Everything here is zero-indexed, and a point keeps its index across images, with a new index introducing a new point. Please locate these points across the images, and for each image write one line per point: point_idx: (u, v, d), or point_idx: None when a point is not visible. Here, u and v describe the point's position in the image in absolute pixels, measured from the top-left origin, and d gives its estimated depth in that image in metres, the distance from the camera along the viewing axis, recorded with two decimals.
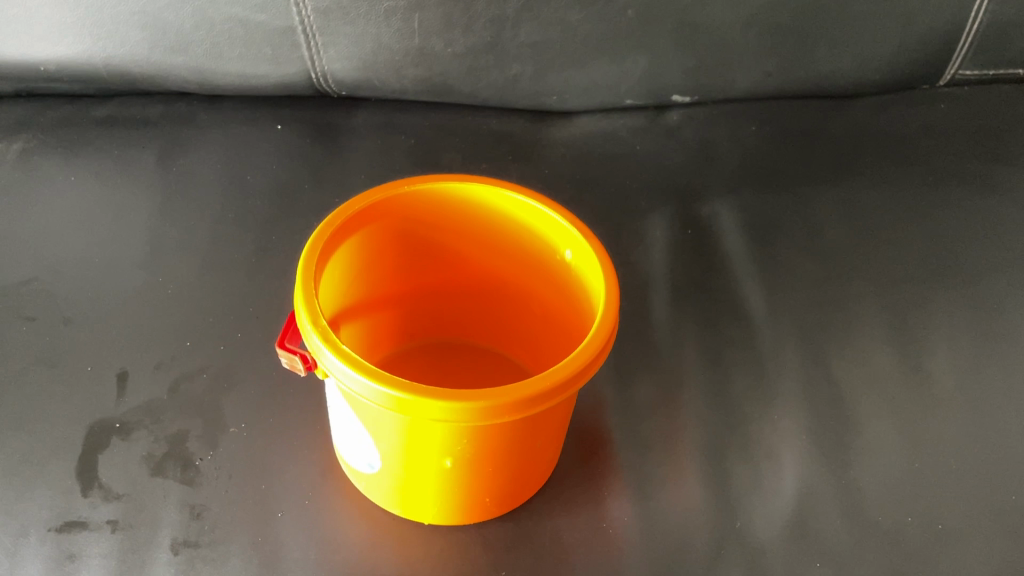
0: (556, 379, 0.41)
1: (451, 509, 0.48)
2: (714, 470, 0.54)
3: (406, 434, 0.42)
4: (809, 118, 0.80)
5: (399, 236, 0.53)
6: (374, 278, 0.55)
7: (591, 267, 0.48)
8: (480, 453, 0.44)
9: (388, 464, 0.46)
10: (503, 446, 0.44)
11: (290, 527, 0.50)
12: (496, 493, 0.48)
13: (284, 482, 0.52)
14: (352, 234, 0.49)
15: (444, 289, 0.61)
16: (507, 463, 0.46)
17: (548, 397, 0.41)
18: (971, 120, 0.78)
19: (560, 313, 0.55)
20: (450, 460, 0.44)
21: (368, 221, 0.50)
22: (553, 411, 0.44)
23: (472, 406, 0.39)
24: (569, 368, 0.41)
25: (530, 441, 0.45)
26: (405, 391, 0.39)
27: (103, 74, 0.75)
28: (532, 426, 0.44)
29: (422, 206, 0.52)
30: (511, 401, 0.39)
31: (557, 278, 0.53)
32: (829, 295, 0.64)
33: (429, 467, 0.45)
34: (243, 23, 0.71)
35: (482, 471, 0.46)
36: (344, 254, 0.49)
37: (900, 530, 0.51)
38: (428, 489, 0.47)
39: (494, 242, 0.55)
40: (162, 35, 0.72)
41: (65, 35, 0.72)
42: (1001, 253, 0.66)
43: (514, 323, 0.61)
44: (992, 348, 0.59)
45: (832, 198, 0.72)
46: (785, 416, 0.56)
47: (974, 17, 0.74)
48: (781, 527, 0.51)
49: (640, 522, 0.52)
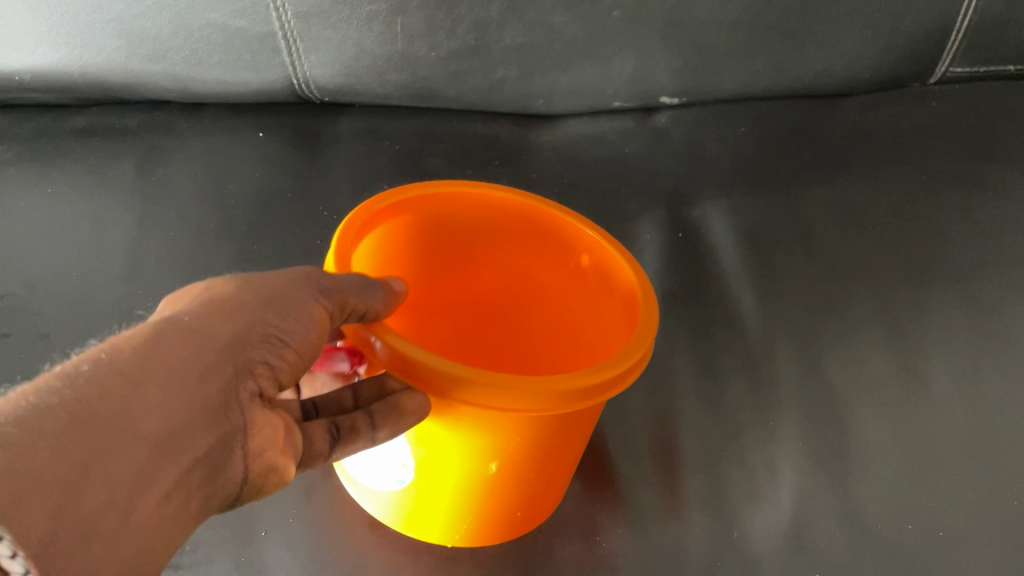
0: (617, 369, 0.41)
1: (480, 525, 0.47)
2: (708, 479, 0.53)
3: (448, 431, 0.41)
4: (800, 117, 0.79)
5: (421, 239, 0.54)
6: None
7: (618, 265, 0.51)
8: (527, 454, 0.43)
9: (424, 476, 0.44)
10: (549, 448, 0.44)
11: (274, 546, 0.48)
12: (528, 504, 0.47)
13: (268, 500, 0.51)
14: (376, 228, 0.49)
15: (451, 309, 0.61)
16: (544, 471, 0.45)
17: (609, 388, 0.41)
18: (963, 117, 0.77)
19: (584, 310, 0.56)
20: (496, 463, 0.43)
21: (396, 216, 0.50)
22: (591, 415, 0.45)
23: (548, 393, 0.38)
24: (626, 360, 0.42)
25: (568, 447, 0.45)
26: (465, 378, 0.38)
27: (80, 83, 0.74)
28: (576, 428, 0.44)
29: (449, 207, 0.53)
30: (582, 389, 0.39)
31: (591, 269, 0.54)
32: (822, 297, 0.63)
33: (471, 475, 0.44)
34: (222, 29, 0.70)
35: (522, 478, 0.45)
36: (367, 247, 0.50)
37: (901, 539, 0.50)
38: (463, 503, 0.45)
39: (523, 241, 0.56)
40: (140, 41, 0.71)
41: (39, 44, 0.71)
42: (995, 252, 0.65)
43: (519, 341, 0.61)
44: (988, 347, 0.58)
45: (824, 198, 0.71)
46: (780, 422, 0.55)
47: (962, 14, 0.74)
48: (779, 538, 0.50)
49: (634, 534, 0.50)
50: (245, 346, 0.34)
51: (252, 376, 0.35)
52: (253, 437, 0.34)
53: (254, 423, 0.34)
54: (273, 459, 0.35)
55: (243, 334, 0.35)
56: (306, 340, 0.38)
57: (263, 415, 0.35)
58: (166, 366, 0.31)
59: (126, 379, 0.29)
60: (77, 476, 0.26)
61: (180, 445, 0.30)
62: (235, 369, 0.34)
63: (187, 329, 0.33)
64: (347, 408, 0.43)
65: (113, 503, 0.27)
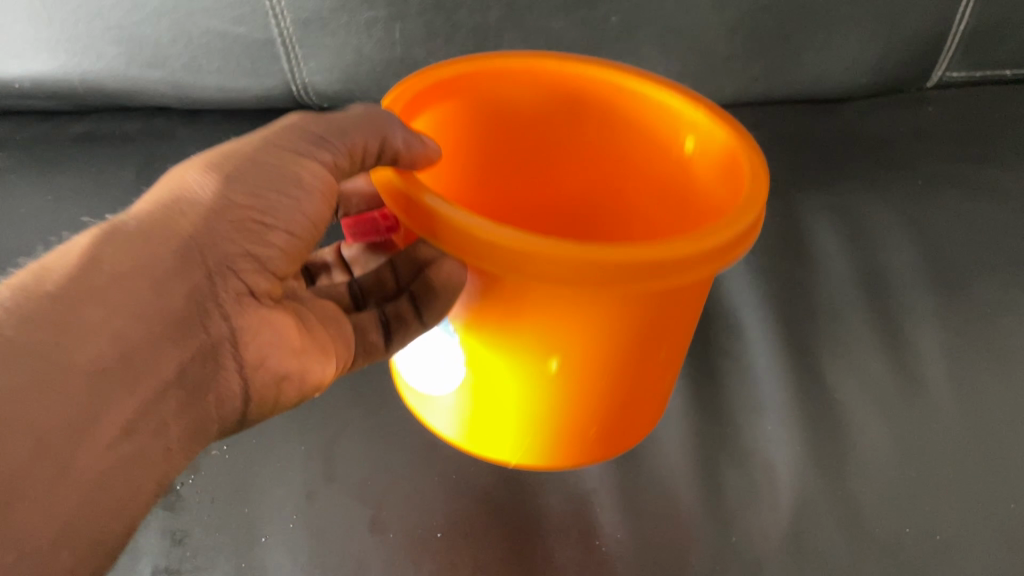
0: (704, 245, 0.40)
1: (546, 435, 0.51)
2: (708, 482, 0.53)
3: (516, 307, 0.43)
4: (797, 122, 0.79)
5: (484, 116, 0.56)
6: (453, 174, 0.57)
7: (717, 143, 0.50)
8: (603, 343, 0.44)
9: (490, 381, 0.49)
10: (632, 330, 0.44)
11: (275, 551, 0.49)
12: (604, 384, 0.48)
13: (268, 504, 0.51)
14: (433, 106, 0.51)
15: (514, 203, 0.64)
16: (625, 360, 0.46)
17: (699, 265, 0.40)
18: (959, 122, 0.77)
19: (661, 173, 0.57)
20: (558, 362, 0.46)
21: (454, 92, 0.52)
22: (686, 293, 0.44)
23: (617, 262, 0.38)
24: (719, 235, 0.40)
25: (660, 330, 0.45)
26: (528, 245, 0.38)
27: (79, 90, 0.76)
28: (666, 308, 0.44)
29: (513, 86, 0.55)
30: (659, 262, 0.39)
31: (669, 155, 0.55)
32: (819, 302, 0.63)
33: (537, 374, 0.47)
34: (221, 35, 0.71)
35: (594, 383, 0.48)
36: (422, 126, 0.52)
37: (899, 543, 0.50)
38: (529, 406, 0.49)
39: (593, 122, 0.58)
40: (138, 49, 0.72)
41: (38, 52, 0.73)
42: (993, 258, 0.65)
43: (586, 210, 0.64)
44: (985, 351, 0.58)
45: (822, 203, 0.71)
46: (779, 426, 0.55)
47: (960, 19, 0.76)
48: (779, 542, 0.50)
49: (634, 539, 0.50)
50: (219, 245, 0.38)
51: (235, 275, 0.39)
52: (247, 344, 0.39)
53: (242, 328, 0.39)
54: (280, 363, 0.41)
55: (217, 231, 0.39)
56: (312, 210, 0.42)
57: (257, 318, 0.40)
58: (116, 279, 0.35)
59: (66, 301, 0.33)
60: (10, 417, 0.30)
61: (136, 364, 0.34)
62: (208, 273, 0.38)
63: (150, 237, 0.37)
64: (392, 290, 0.49)
65: (71, 421, 0.32)
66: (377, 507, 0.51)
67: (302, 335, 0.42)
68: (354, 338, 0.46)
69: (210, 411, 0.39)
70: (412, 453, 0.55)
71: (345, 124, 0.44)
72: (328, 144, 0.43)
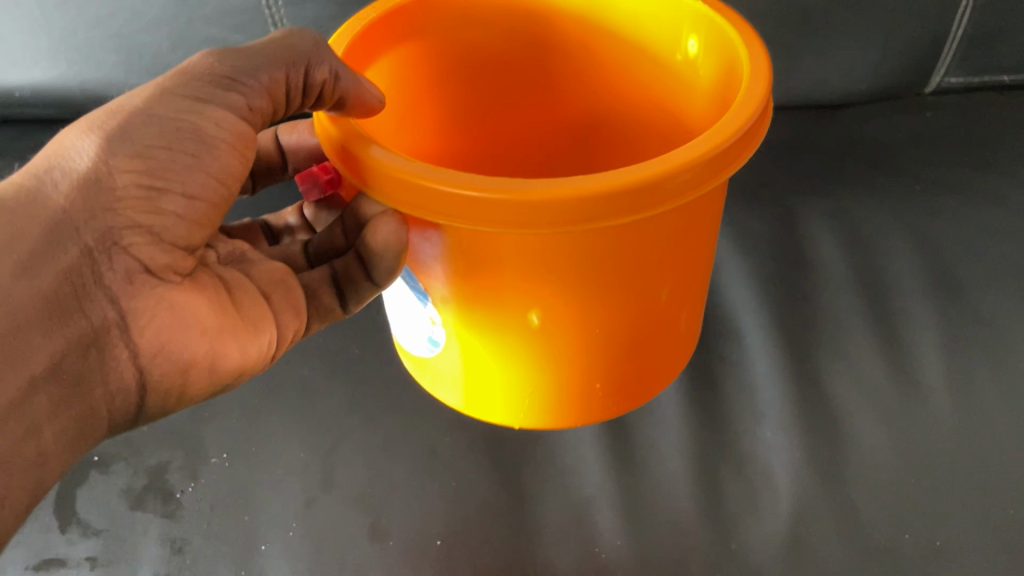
0: (676, 162, 0.39)
1: (547, 386, 0.53)
2: (706, 487, 0.53)
3: (495, 270, 0.44)
4: (793, 129, 0.81)
5: (455, 50, 0.60)
6: (431, 111, 0.62)
7: (714, 32, 0.51)
8: (591, 287, 0.45)
9: (480, 348, 0.51)
10: (619, 267, 0.44)
11: (274, 559, 0.49)
12: (605, 325, 0.48)
13: (267, 511, 0.52)
14: (392, 50, 0.55)
15: (513, 131, 0.69)
16: (620, 301, 0.47)
17: (675, 189, 0.40)
18: (957, 126, 0.78)
19: (669, 96, 0.60)
20: (539, 314, 0.47)
21: (420, 23, 0.56)
22: (675, 218, 0.44)
23: (581, 195, 0.38)
24: (697, 148, 0.40)
25: (657, 259, 0.45)
26: (485, 197, 0.39)
27: (79, 98, 0.80)
28: (659, 232, 0.44)
29: (484, 10, 0.58)
30: (628, 186, 0.39)
31: (670, 64, 0.57)
32: (817, 306, 0.63)
33: (521, 330, 0.48)
34: (221, 44, 0.75)
35: (590, 331, 0.49)
36: (384, 70, 0.55)
37: (897, 550, 0.49)
38: (521, 364, 0.51)
39: (586, 43, 0.61)
40: (138, 58, 0.76)
41: (38, 61, 0.77)
42: (993, 262, 0.64)
43: (598, 136, 0.68)
44: (985, 356, 0.58)
45: (820, 208, 0.71)
46: (777, 431, 0.56)
47: (957, 22, 0.77)
48: (777, 547, 0.50)
49: (633, 546, 0.50)
50: (100, 217, 0.39)
51: (124, 248, 0.39)
52: (141, 327, 0.40)
53: (134, 310, 0.39)
54: (187, 348, 0.41)
55: (99, 202, 0.39)
56: (218, 162, 0.43)
57: (153, 300, 0.40)
58: None
59: None
60: None
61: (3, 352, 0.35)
62: (87, 249, 0.39)
63: (21, 211, 0.38)
64: (341, 246, 0.51)
65: None
66: (376, 514, 0.51)
67: (216, 315, 0.42)
68: (303, 301, 0.48)
69: (103, 401, 0.39)
70: (410, 460, 0.55)
71: (258, 61, 0.44)
72: (239, 86, 0.43)
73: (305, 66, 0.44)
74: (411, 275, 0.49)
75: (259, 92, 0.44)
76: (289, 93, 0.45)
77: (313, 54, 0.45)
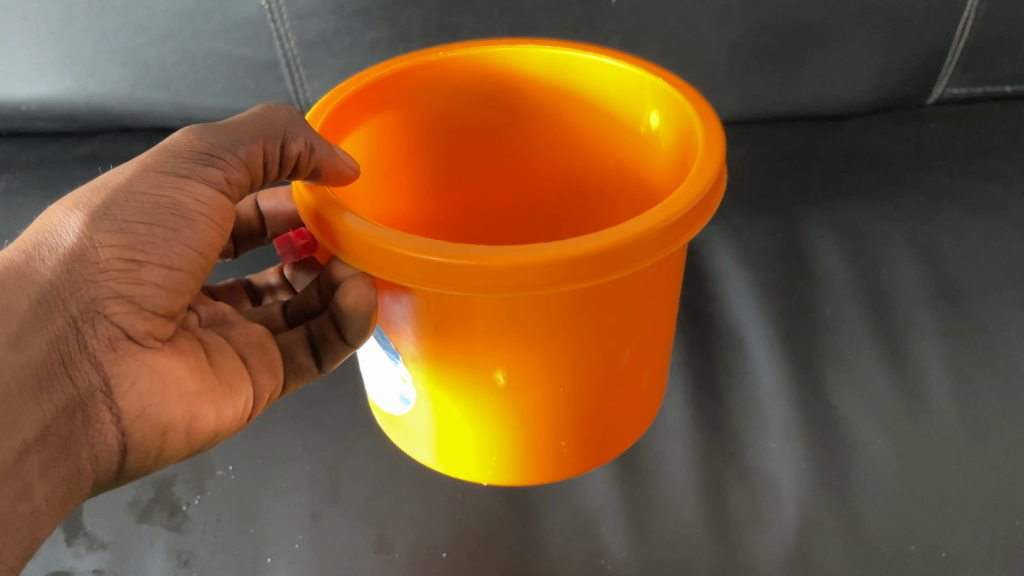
0: (630, 233, 0.39)
1: (513, 453, 0.51)
2: (710, 499, 0.53)
3: (461, 329, 0.43)
4: (795, 139, 0.82)
5: (432, 118, 0.58)
6: (407, 180, 0.60)
7: (675, 106, 0.50)
8: (553, 349, 0.44)
9: (445, 407, 0.49)
10: (578, 330, 0.43)
11: (279, 570, 0.49)
12: (570, 386, 0.47)
13: (273, 523, 0.52)
14: (369, 121, 0.53)
15: (484, 203, 0.66)
16: (581, 365, 0.46)
17: (627, 258, 0.39)
18: (959, 137, 0.78)
19: (629, 159, 0.58)
20: (503, 375, 0.45)
21: (398, 96, 0.54)
22: (631, 286, 0.43)
23: (536, 263, 0.38)
24: (648, 221, 0.39)
25: (615, 326, 0.44)
26: (443, 261, 0.38)
27: (85, 111, 0.81)
28: (614, 301, 0.43)
29: (462, 78, 0.57)
30: (583, 256, 0.38)
31: (631, 130, 0.56)
32: (820, 317, 0.63)
33: (485, 390, 0.46)
34: (226, 57, 0.76)
35: (552, 393, 0.47)
36: (361, 139, 0.53)
37: (902, 560, 0.49)
38: (487, 428, 0.49)
39: (555, 109, 0.60)
40: (144, 71, 0.77)
41: (45, 74, 0.78)
42: (996, 273, 0.64)
43: (566, 205, 0.66)
44: (988, 366, 0.58)
45: (822, 219, 0.72)
46: (781, 443, 0.56)
47: (959, 35, 0.78)
48: (782, 557, 0.50)
49: (638, 557, 0.50)
50: (84, 287, 0.37)
51: (106, 316, 0.37)
52: (124, 393, 0.37)
53: (118, 376, 0.37)
54: (166, 411, 0.38)
55: (81, 274, 0.37)
56: (199, 237, 0.41)
57: (136, 365, 0.37)
58: None
59: None
60: None
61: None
62: (71, 320, 0.36)
63: (5, 286, 0.36)
64: (318, 307, 0.49)
65: None
66: (381, 527, 0.51)
67: (196, 379, 0.40)
68: (280, 362, 0.47)
69: (85, 469, 0.37)
70: (416, 473, 0.55)
71: (235, 136, 0.43)
72: (217, 161, 0.42)
73: (282, 138, 0.44)
74: (382, 333, 0.48)
75: (237, 166, 0.43)
76: (266, 165, 0.44)
77: (289, 129, 0.44)
